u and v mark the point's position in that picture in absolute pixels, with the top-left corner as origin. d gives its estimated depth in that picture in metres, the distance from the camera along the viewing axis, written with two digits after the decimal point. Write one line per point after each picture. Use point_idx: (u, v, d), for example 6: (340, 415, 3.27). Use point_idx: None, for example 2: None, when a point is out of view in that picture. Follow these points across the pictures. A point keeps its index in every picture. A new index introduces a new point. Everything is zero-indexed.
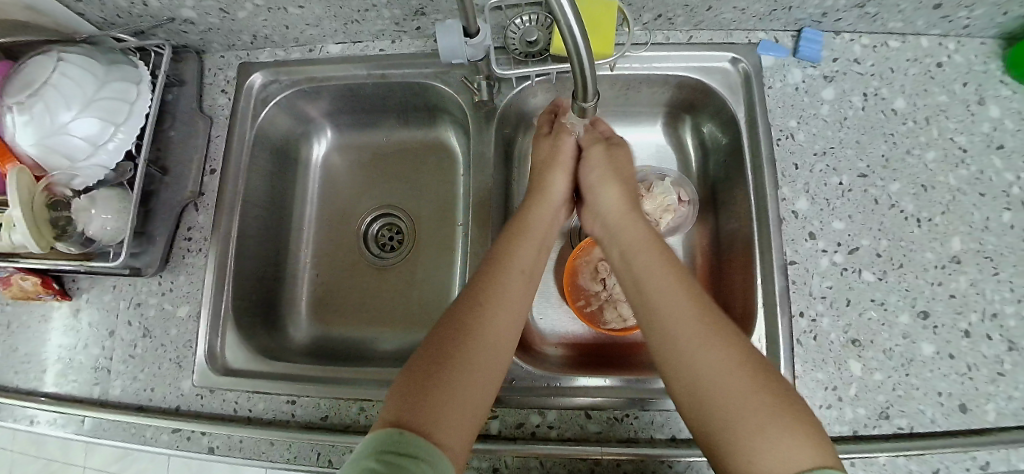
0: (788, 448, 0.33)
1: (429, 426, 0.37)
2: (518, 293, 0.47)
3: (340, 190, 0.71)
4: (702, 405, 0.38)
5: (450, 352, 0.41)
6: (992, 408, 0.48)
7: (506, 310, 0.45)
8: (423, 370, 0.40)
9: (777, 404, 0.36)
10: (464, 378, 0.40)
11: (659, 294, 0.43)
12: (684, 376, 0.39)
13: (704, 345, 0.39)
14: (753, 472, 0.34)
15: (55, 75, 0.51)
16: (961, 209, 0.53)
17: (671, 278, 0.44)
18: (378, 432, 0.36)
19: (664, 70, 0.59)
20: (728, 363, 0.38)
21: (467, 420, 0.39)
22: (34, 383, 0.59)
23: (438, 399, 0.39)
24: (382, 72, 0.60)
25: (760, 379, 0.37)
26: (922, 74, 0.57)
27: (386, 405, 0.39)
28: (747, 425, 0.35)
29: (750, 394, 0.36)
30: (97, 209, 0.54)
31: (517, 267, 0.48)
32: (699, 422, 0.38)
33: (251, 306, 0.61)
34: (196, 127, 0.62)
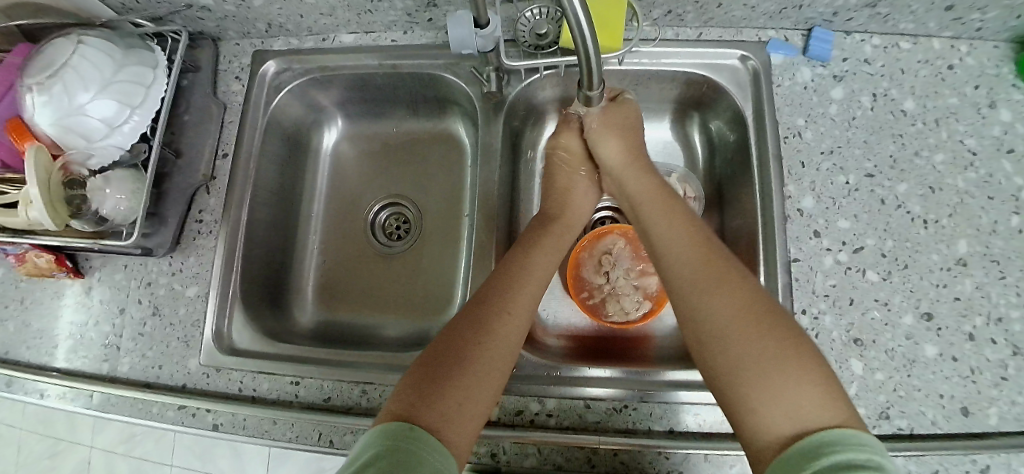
0: (796, 403, 0.34)
1: (437, 423, 0.37)
2: (525, 298, 0.47)
3: (349, 178, 0.72)
4: (714, 360, 0.39)
5: (457, 355, 0.42)
6: (995, 412, 0.48)
7: (513, 316, 0.45)
8: (431, 370, 0.41)
9: (793, 359, 0.36)
10: (469, 385, 0.41)
11: (675, 249, 0.46)
12: (696, 325, 0.40)
13: (716, 293, 0.40)
14: (761, 420, 0.35)
15: (74, 57, 0.53)
16: (968, 212, 0.52)
17: (689, 237, 0.46)
18: (381, 427, 0.36)
19: (673, 66, 0.60)
20: (739, 314, 0.39)
21: (473, 414, 0.40)
22: (47, 359, 0.60)
23: (447, 399, 0.39)
24: (393, 63, 0.61)
25: (776, 333, 0.37)
26: (933, 76, 0.56)
27: (393, 400, 0.39)
28: (762, 374, 0.36)
29: (761, 348, 0.37)
30: (111, 189, 0.55)
31: (525, 273, 0.49)
32: (711, 375, 0.39)
33: (259, 289, 0.62)
34: (210, 112, 0.63)
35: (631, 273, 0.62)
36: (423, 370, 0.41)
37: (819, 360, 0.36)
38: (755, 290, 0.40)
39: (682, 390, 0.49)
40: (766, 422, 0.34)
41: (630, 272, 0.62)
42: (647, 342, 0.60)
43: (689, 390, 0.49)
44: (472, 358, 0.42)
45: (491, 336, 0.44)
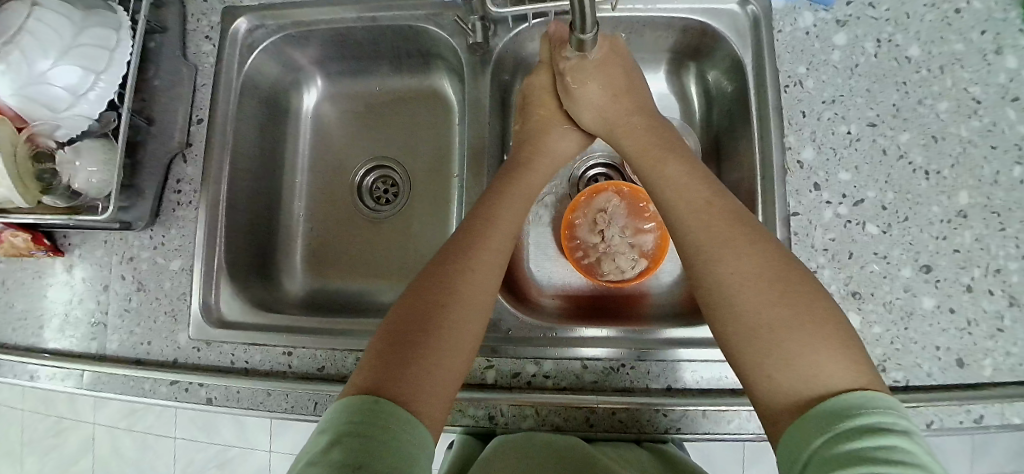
0: (812, 371, 0.33)
1: (405, 391, 0.37)
2: (488, 259, 0.46)
3: (333, 142, 0.69)
4: (729, 325, 0.38)
5: (422, 323, 0.41)
6: (990, 363, 0.48)
7: (477, 278, 0.44)
8: (397, 338, 0.40)
9: (811, 326, 0.35)
10: (437, 354, 0.40)
11: (682, 213, 0.44)
12: (708, 294, 0.39)
13: (728, 259, 0.39)
14: (775, 385, 0.34)
15: (29, 21, 0.49)
16: (971, 162, 0.51)
17: (703, 195, 0.43)
18: (349, 400, 0.36)
19: (669, 12, 0.56)
20: (750, 283, 0.38)
21: (443, 382, 0.39)
22: (34, 340, 0.59)
23: (415, 366, 0.38)
24: (372, 15, 0.57)
25: (793, 299, 0.36)
26: (940, 20, 0.54)
27: (365, 369, 0.39)
28: (779, 338, 0.35)
29: (777, 317, 0.36)
30: (82, 162, 0.53)
31: (490, 233, 0.47)
32: (722, 343, 0.38)
33: (245, 261, 0.60)
34: (181, 76, 0.59)
35: (627, 230, 0.61)
36: (388, 338, 0.41)
37: (840, 324, 0.35)
38: (770, 255, 0.39)
39: (681, 347, 0.49)
40: (782, 387, 0.34)
41: (625, 230, 0.61)
42: (642, 299, 0.59)
43: (687, 347, 0.49)
44: (437, 324, 0.41)
45: (454, 301, 0.42)
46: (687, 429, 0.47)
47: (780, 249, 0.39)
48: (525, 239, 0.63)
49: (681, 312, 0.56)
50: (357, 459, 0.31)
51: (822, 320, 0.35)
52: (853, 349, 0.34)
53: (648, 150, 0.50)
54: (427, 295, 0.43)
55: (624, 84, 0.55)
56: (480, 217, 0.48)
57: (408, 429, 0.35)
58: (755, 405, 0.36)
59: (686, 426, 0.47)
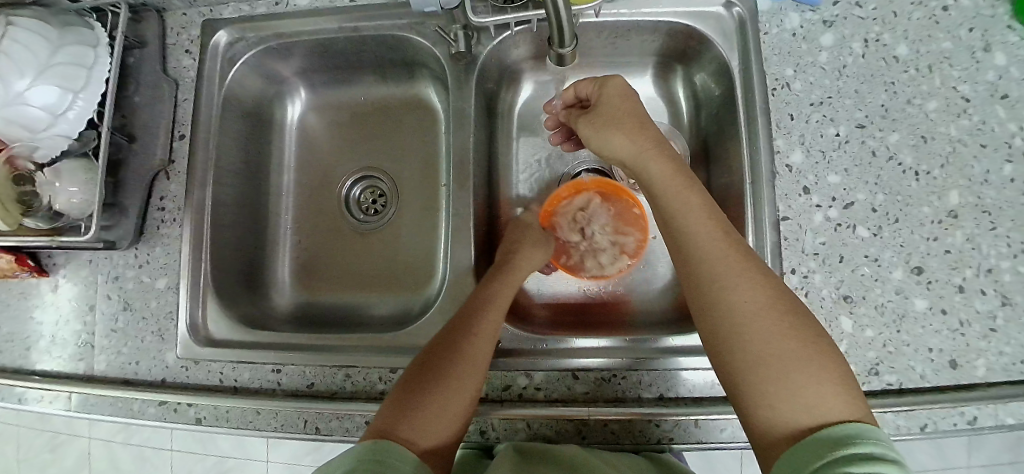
0: (815, 399, 0.33)
1: (411, 435, 0.40)
2: (493, 325, 0.45)
3: (318, 153, 0.68)
4: (734, 352, 0.37)
5: (428, 380, 0.42)
6: (983, 363, 0.47)
7: (480, 344, 0.44)
8: (404, 393, 0.42)
9: (813, 357, 0.35)
10: (443, 403, 0.41)
11: (691, 236, 0.41)
12: (716, 320, 0.38)
13: (740, 286, 0.38)
14: (776, 415, 0.34)
15: (5, 42, 0.48)
16: (961, 161, 0.50)
17: (707, 215, 0.42)
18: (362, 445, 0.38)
19: (653, 15, 0.56)
20: (761, 312, 0.37)
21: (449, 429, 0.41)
22: (21, 362, 0.58)
23: (420, 418, 0.40)
24: (354, 26, 0.57)
25: (796, 331, 0.36)
26: (926, 18, 0.53)
27: (381, 414, 0.42)
28: (783, 369, 0.35)
29: (783, 346, 0.35)
30: (62, 183, 0.52)
31: (496, 301, 0.47)
32: (724, 368, 0.38)
33: (232, 277, 0.60)
34: (162, 92, 0.58)
35: (608, 228, 0.60)
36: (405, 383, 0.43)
37: (837, 353, 0.36)
38: (774, 284, 0.39)
39: (672, 356, 0.49)
40: (783, 417, 0.34)
41: (607, 228, 0.60)
42: (636, 306, 0.59)
43: (679, 356, 0.48)
44: (440, 378, 0.42)
45: (458, 363, 0.43)
46: (680, 439, 0.47)
47: (779, 280, 0.40)
48: None
49: (673, 318, 0.56)
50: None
51: (822, 353, 0.36)
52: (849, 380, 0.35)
53: (670, 179, 0.43)
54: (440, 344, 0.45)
55: (636, 114, 0.47)
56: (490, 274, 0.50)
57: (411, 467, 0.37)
58: (750, 428, 0.36)
59: (679, 435, 0.47)
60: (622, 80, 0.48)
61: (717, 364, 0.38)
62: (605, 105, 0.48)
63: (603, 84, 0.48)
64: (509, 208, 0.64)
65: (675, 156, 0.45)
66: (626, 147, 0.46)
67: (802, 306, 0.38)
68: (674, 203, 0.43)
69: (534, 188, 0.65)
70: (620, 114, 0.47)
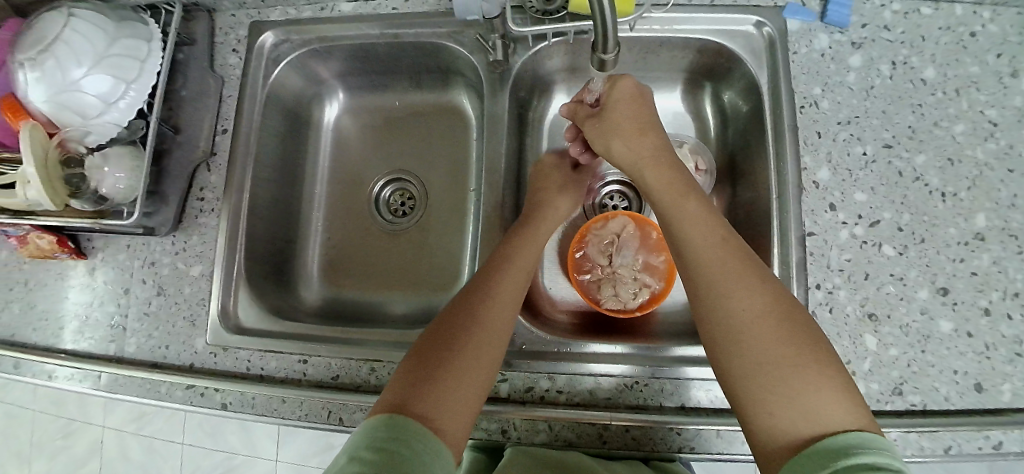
0: (815, 407, 0.34)
1: (428, 411, 0.38)
2: (505, 304, 0.47)
3: (351, 155, 0.70)
4: (732, 360, 0.38)
5: (443, 339, 0.43)
6: (1009, 388, 0.47)
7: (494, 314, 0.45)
8: (416, 367, 0.42)
9: (811, 366, 0.35)
10: (459, 380, 0.41)
11: (690, 244, 0.43)
12: (716, 328, 0.39)
13: (737, 294, 0.39)
14: (774, 423, 0.35)
15: (66, 32, 0.51)
16: (987, 185, 0.51)
17: (707, 226, 0.43)
18: (371, 421, 0.38)
19: (685, 33, 0.57)
20: (762, 320, 0.37)
21: (466, 402, 0.40)
22: (53, 341, 0.60)
23: (431, 388, 0.40)
24: (395, 32, 0.59)
25: (792, 336, 0.37)
26: (954, 43, 0.54)
27: (390, 390, 0.41)
28: (779, 376, 0.35)
29: (781, 353, 0.36)
30: (110, 168, 0.53)
31: (504, 269, 0.49)
32: (724, 375, 0.38)
33: (262, 268, 0.61)
34: (208, 87, 0.61)
35: (637, 262, 0.60)
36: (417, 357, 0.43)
37: (838, 363, 0.36)
38: (775, 292, 0.39)
39: (694, 366, 0.49)
40: (781, 424, 0.34)
41: (635, 263, 0.60)
42: (652, 317, 0.60)
43: (699, 365, 0.49)
44: (456, 350, 0.42)
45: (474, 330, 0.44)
46: (701, 448, 0.47)
47: (782, 288, 0.40)
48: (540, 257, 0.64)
49: (692, 330, 0.56)
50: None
51: (822, 361, 0.36)
52: (851, 389, 0.35)
53: (669, 190, 0.47)
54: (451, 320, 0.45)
55: (639, 118, 0.51)
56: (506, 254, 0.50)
57: (423, 438, 0.36)
58: (752, 439, 0.36)
59: (699, 445, 0.47)
60: (633, 82, 0.51)
61: (718, 371, 0.39)
62: (612, 110, 0.51)
63: (614, 83, 0.51)
64: None
65: (678, 171, 0.49)
66: (632, 151, 0.50)
67: (802, 312, 0.39)
68: (671, 211, 0.46)
69: None
70: (626, 119, 0.51)
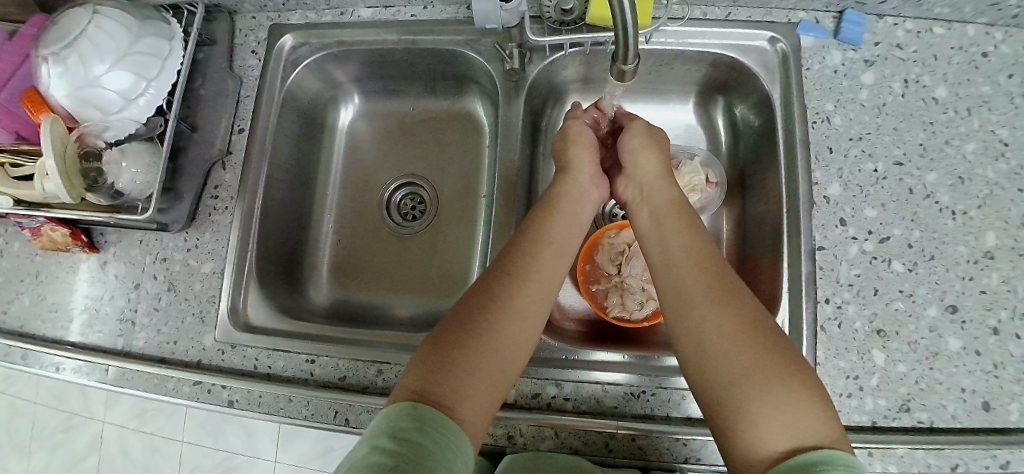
0: (794, 420, 0.32)
1: (450, 401, 0.36)
2: (537, 291, 0.44)
3: (364, 158, 0.71)
4: (707, 372, 0.37)
5: (468, 323, 0.40)
6: (1017, 407, 0.47)
7: (526, 302, 0.43)
8: (435, 352, 0.38)
9: (785, 378, 0.34)
10: (484, 371, 0.38)
11: (673, 258, 0.43)
12: (690, 340, 0.38)
13: (711, 305, 0.38)
14: (747, 437, 0.33)
15: (90, 28, 0.51)
16: (998, 204, 0.51)
17: (688, 241, 0.44)
18: (392, 407, 0.34)
19: (699, 47, 0.58)
20: (744, 332, 0.36)
21: (489, 394, 0.38)
22: (62, 333, 0.60)
23: (458, 380, 0.37)
24: (413, 39, 0.60)
25: (767, 347, 0.35)
26: (966, 63, 0.54)
27: (408, 376, 0.37)
28: (750, 388, 0.34)
29: (755, 363, 0.35)
30: (128, 163, 0.54)
31: (538, 255, 0.46)
32: (703, 389, 0.37)
33: (273, 267, 0.61)
34: (226, 87, 0.62)
35: (647, 275, 0.60)
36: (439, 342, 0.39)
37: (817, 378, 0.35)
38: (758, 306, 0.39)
39: None
40: (754, 439, 0.33)
41: (645, 274, 0.60)
42: (659, 328, 0.60)
43: None
44: (483, 337, 0.39)
45: (504, 317, 0.41)
46: (707, 460, 0.47)
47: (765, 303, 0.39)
48: None
49: None
50: (383, 471, 0.29)
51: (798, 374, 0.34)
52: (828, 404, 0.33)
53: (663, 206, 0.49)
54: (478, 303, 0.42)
55: (654, 138, 0.55)
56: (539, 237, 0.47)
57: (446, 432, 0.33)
58: (727, 456, 0.34)
59: (705, 457, 0.47)
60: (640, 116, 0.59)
61: (697, 385, 0.38)
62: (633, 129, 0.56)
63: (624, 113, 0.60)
64: None
65: (670, 189, 0.50)
66: (643, 167, 0.53)
67: (779, 327, 0.38)
68: (662, 226, 0.47)
69: None
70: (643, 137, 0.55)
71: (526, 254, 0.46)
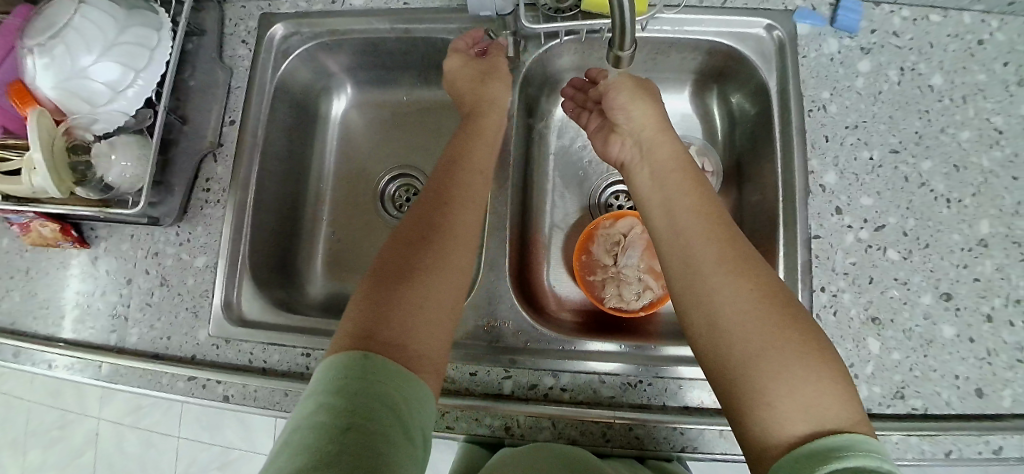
0: (814, 399, 0.32)
1: (395, 337, 0.38)
2: (461, 226, 0.47)
3: (358, 150, 0.70)
4: (727, 346, 0.36)
5: (401, 267, 0.43)
6: (1009, 393, 0.47)
7: (451, 237, 0.46)
8: (374, 297, 0.41)
9: (808, 355, 0.34)
10: (421, 304, 0.41)
11: (688, 226, 0.42)
12: (711, 312, 0.37)
13: (733, 278, 0.37)
14: (771, 415, 0.32)
15: (77, 18, 0.50)
16: (992, 192, 0.51)
17: (702, 211, 0.43)
18: (337, 358, 0.36)
19: (695, 35, 0.57)
20: (764, 305, 0.36)
21: (431, 324, 0.41)
22: (54, 329, 0.59)
23: (403, 317, 0.39)
24: (406, 27, 0.59)
25: (788, 322, 0.35)
26: (962, 50, 0.54)
27: (349, 324, 0.39)
28: (776, 365, 0.33)
29: (781, 339, 0.34)
30: (118, 156, 0.53)
31: (453, 191, 0.49)
32: (717, 364, 0.36)
33: (267, 261, 0.61)
34: (216, 78, 0.61)
35: (643, 264, 0.60)
36: (374, 286, 0.42)
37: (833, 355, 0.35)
38: (773, 281, 0.38)
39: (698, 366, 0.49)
40: (779, 416, 0.32)
41: (641, 264, 0.60)
42: (654, 319, 0.60)
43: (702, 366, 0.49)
44: (416, 274, 0.42)
45: (432, 251, 0.44)
46: (704, 448, 0.47)
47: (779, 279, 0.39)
48: (544, 255, 0.64)
49: None
50: (332, 432, 0.30)
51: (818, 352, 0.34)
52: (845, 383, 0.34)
53: (670, 172, 0.47)
54: (408, 246, 0.44)
55: (650, 93, 0.52)
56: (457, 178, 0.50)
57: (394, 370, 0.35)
58: (744, 433, 0.34)
59: (702, 445, 0.47)
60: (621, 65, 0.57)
61: (712, 360, 0.37)
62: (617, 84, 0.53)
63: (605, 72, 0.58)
64: (540, 212, 0.65)
65: (676, 152, 0.48)
66: (647, 127, 0.50)
67: (796, 300, 0.38)
68: (673, 192, 0.45)
69: (565, 195, 0.66)
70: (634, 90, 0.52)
71: (442, 195, 0.48)
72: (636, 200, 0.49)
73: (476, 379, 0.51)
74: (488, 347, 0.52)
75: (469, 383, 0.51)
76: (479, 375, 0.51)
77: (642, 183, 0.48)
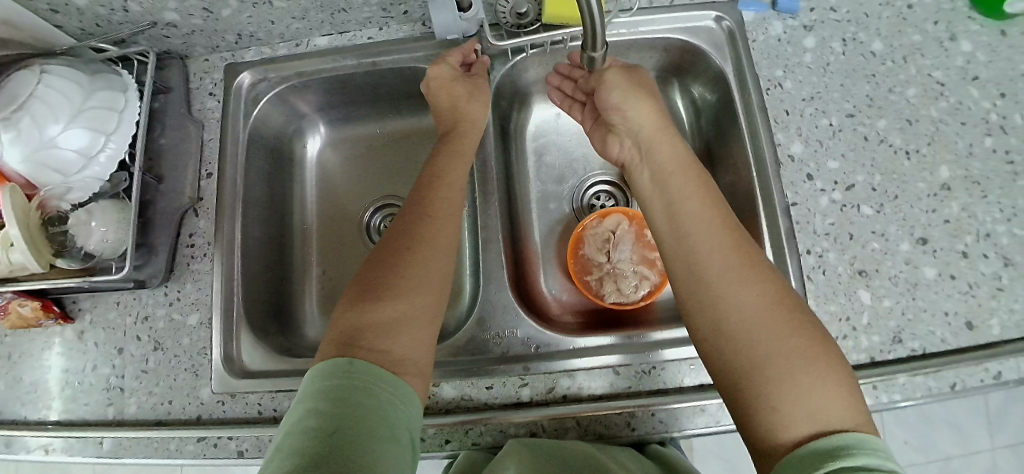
0: (819, 405, 0.33)
1: (380, 345, 0.39)
2: (443, 230, 0.47)
3: (337, 187, 0.70)
4: (733, 353, 0.37)
5: (385, 271, 0.43)
6: (997, 322, 0.50)
7: (434, 239, 0.46)
8: (360, 301, 0.41)
9: (814, 362, 0.35)
10: (405, 309, 0.41)
11: (693, 229, 0.43)
12: (718, 319, 0.38)
13: (739, 287, 0.39)
14: (777, 420, 0.34)
15: (40, 88, 0.48)
16: (945, 138, 0.55)
17: (708, 215, 0.44)
18: (324, 366, 0.36)
19: (651, 33, 0.60)
20: (769, 312, 0.37)
21: (417, 331, 0.41)
22: (43, 413, 0.56)
23: (384, 323, 0.40)
24: (373, 60, 0.61)
25: (795, 329, 0.36)
26: (895, 16, 0.59)
27: (336, 330, 0.40)
28: (782, 372, 0.34)
29: (787, 346, 0.35)
30: (96, 222, 0.52)
31: (438, 198, 0.49)
32: (722, 369, 0.38)
33: (261, 308, 0.60)
34: (188, 133, 0.60)
35: (635, 257, 0.62)
36: (359, 291, 0.42)
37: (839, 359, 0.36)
38: (781, 288, 0.39)
39: None
40: (784, 421, 0.33)
41: (633, 257, 0.62)
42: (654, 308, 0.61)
43: None
44: (402, 279, 0.42)
45: (414, 253, 0.44)
46: (727, 422, 0.48)
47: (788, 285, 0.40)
48: (538, 263, 0.65)
49: None
50: (319, 436, 0.31)
51: (824, 359, 0.35)
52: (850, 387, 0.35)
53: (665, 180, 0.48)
54: (394, 248, 0.45)
55: (647, 89, 0.52)
56: (438, 182, 0.50)
57: (382, 383, 0.36)
58: (750, 436, 0.35)
59: (725, 419, 0.48)
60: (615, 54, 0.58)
61: (719, 365, 0.38)
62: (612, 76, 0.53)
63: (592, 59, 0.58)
64: (528, 221, 0.66)
65: (677, 146, 0.49)
66: (647, 127, 0.51)
67: (803, 305, 0.39)
68: (675, 195, 0.46)
69: (550, 200, 0.67)
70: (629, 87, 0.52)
71: (426, 199, 0.49)
72: (638, 200, 0.51)
73: (494, 392, 0.51)
74: (499, 359, 0.52)
75: (487, 397, 0.51)
76: (495, 387, 0.51)
77: (644, 185, 0.50)
